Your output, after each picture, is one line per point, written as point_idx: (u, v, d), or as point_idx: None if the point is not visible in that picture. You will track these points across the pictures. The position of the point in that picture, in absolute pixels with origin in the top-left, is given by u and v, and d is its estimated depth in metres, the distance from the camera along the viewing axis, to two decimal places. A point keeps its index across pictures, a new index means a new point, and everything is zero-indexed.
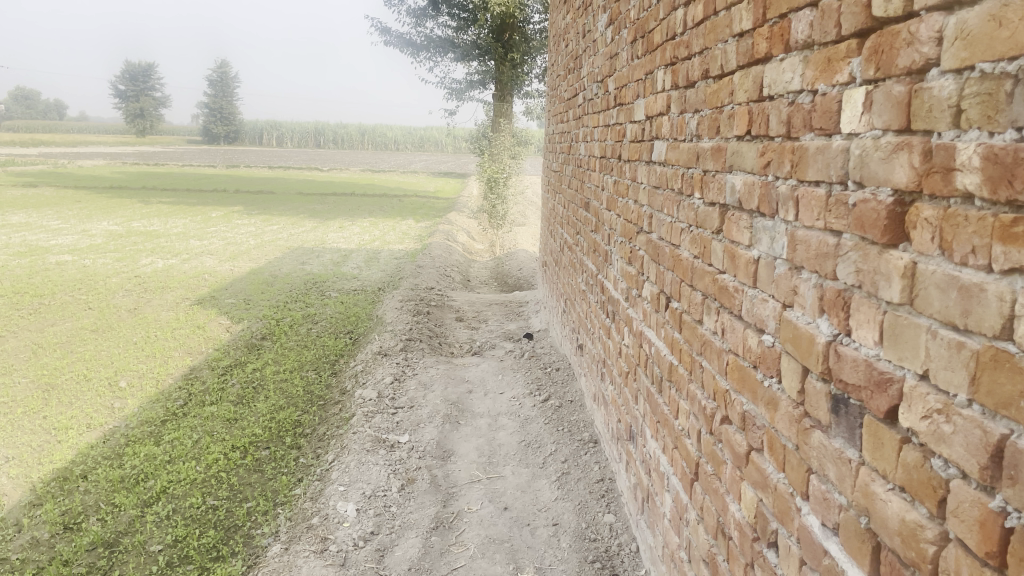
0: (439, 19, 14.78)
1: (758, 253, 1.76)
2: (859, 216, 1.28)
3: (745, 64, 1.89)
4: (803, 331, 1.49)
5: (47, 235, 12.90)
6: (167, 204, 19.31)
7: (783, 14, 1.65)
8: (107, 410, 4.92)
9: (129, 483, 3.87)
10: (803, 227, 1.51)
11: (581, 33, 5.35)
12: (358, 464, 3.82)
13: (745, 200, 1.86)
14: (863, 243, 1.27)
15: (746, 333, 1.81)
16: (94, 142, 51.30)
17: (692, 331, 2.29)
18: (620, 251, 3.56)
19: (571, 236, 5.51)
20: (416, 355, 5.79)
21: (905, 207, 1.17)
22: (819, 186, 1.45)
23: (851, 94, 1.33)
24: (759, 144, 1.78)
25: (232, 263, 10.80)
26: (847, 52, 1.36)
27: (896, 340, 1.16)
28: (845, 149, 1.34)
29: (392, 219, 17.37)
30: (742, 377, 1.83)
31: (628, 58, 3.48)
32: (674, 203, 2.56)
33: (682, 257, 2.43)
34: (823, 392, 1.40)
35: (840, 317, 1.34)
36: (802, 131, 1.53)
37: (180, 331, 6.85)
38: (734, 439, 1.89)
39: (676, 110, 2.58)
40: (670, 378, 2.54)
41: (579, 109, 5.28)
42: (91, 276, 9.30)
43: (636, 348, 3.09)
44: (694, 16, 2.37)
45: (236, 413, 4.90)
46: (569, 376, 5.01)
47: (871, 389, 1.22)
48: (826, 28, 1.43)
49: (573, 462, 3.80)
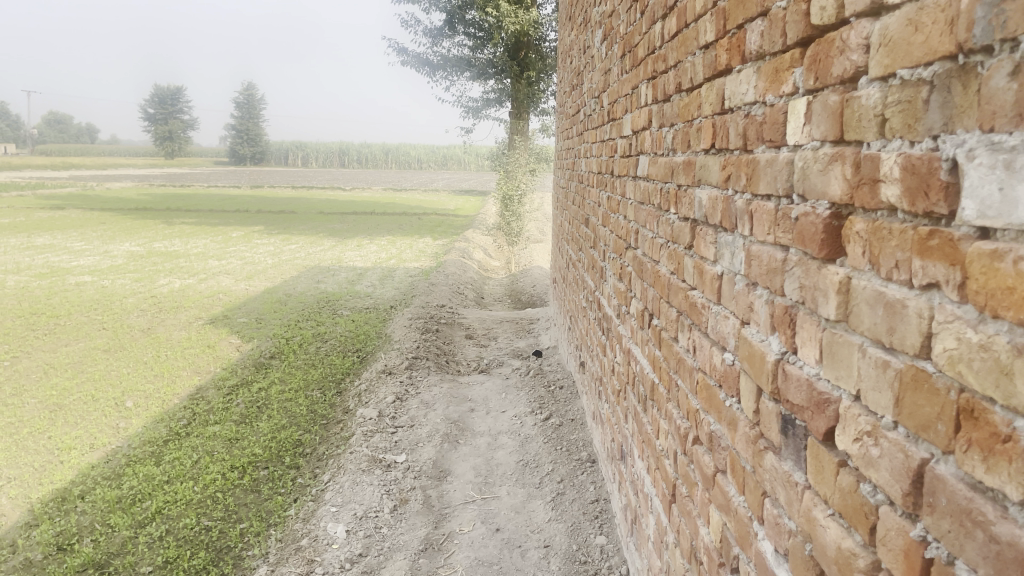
0: (455, 39, 14.89)
1: (722, 268, 1.71)
2: (801, 230, 1.24)
3: (710, 77, 1.86)
4: (757, 348, 1.44)
5: (70, 256, 13.12)
6: (190, 225, 19.57)
7: (740, 25, 1.61)
8: (111, 430, 4.95)
9: (126, 504, 3.88)
10: (757, 242, 1.47)
11: (582, 50, 5.34)
12: (352, 484, 3.81)
13: (710, 215, 1.81)
14: (805, 258, 1.23)
15: (712, 350, 1.76)
16: (122, 165, 52.24)
17: (669, 348, 2.24)
18: (613, 267, 3.52)
19: (574, 253, 5.47)
20: (421, 373, 5.78)
21: (841, 220, 1.12)
22: (770, 199, 1.40)
23: (794, 104, 1.29)
24: (721, 157, 1.74)
25: (248, 282, 10.89)
26: (792, 62, 1.32)
27: (833, 359, 1.12)
28: (789, 161, 1.30)
29: (410, 237, 17.45)
30: (709, 396, 1.78)
31: (618, 73, 3.45)
32: (655, 219, 2.52)
33: (661, 273, 2.38)
34: (774, 412, 1.36)
35: (787, 334, 1.29)
36: (756, 144, 1.49)
37: (191, 351, 6.90)
38: (703, 460, 1.83)
39: (656, 124, 2.55)
40: (652, 397, 2.48)
41: (581, 125, 5.26)
42: (109, 296, 9.41)
43: (625, 366, 3.04)
44: (669, 29, 2.34)
45: (238, 432, 4.90)
46: (571, 394, 4.96)
47: (813, 409, 1.17)
48: (774, 37, 1.40)
49: (569, 482, 3.75)
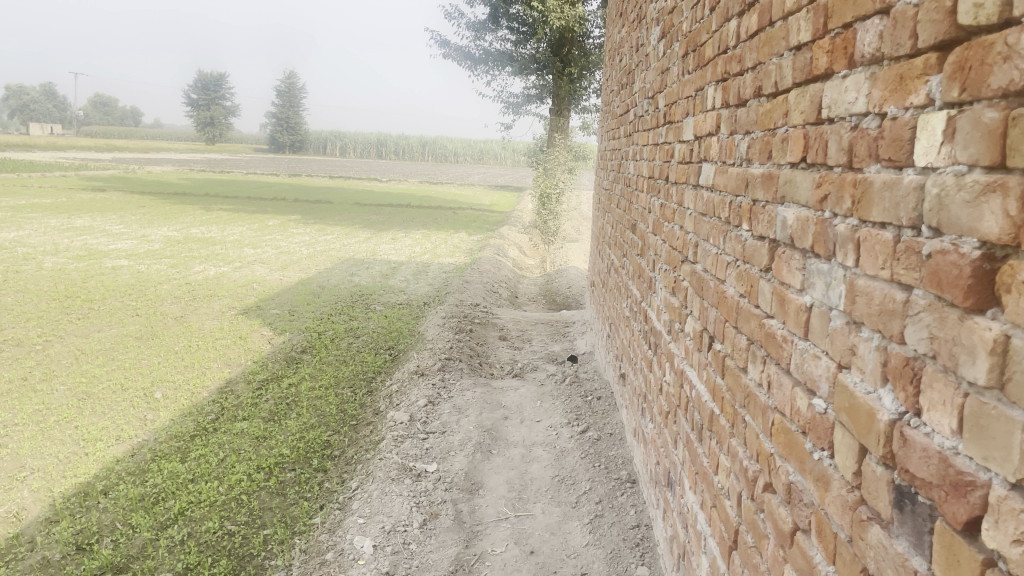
0: (498, 33, 14.72)
1: (812, 299, 1.51)
2: (935, 270, 1.04)
3: (802, 81, 1.65)
4: (861, 402, 1.24)
5: (108, 239, 13.18)
6: (228, 211, 19.63)
7: (848, 23, 1.41)
8: (138, 422, 4.86)
9: (148, 503, 3.76)
10: (866, 276, 1.27)
11: (634, 48, 5.14)
12: (380, 494, 3.65)
13: (798, 237, 1.61)
14: (940, 305, 1.02)
15: (795, 392, 1.57)
16: (164, 149, 53.18)
17: (736, 379, 2.04)
18: (663, 279, 3.32)
19: (618, 259, 5.26)
20: (454, 376, 5.62)
21: (996, 263, 0.92)
22: (885, 229, 1.20)
23: (929, 118, 1.09)
24: (815, 173, 1.54)
25: (282, 272, 10.83)
26: (925, 68, 1.12)
27: (980, 435, 0.92)
28: (919, 186, 1.10)
29: (445, 232, 17.30)
30: (789, 442, 1.58)
31: (679, 73, 3.25)
32: (721, 234, 2.32)
33: (727, 294, 2.18)
34: (884, 479, 1.16)
35: (908, 391, 1.10)
36: (866, 161, 1.29)
37: (222, 342, 6.81)
38: (777, 513, 1.63)
39: (726, 130, 2.34)
40: (711, 428, 2.29)
41: (630, 126, 5.06)
42: (144, 281, 9.40)
43: (677, 388, 2.85)
44: (747, 28, 2.14)
45: (266, 430, 4.78)
46: (610, 406, 4.76)
47: (945, 489, 0.98)
48: (899, 38, 1.20)
49: (607, 504, 3.55)
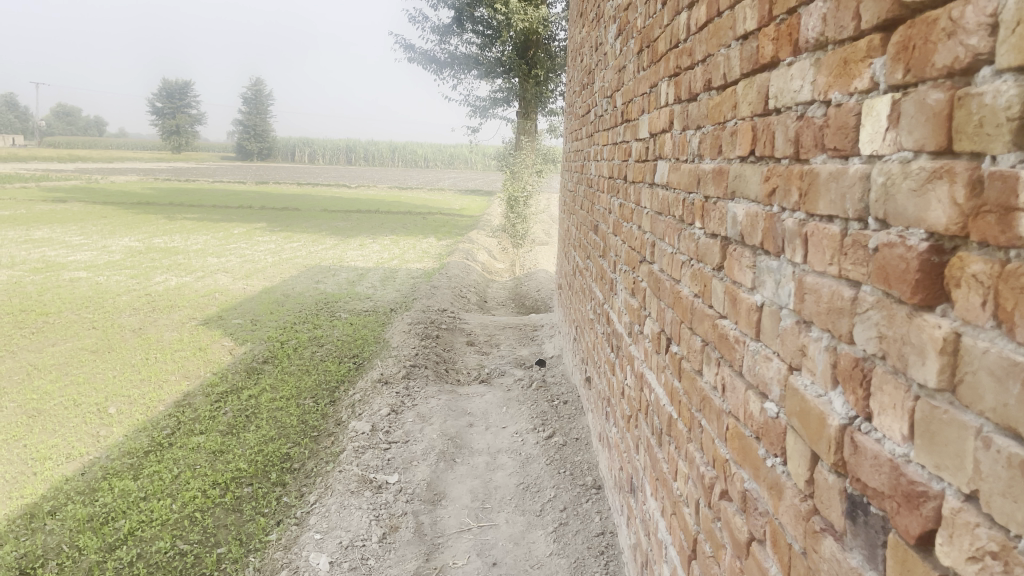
0: (463, 36, 14.64)
1: (762, 298, 1.44)
2: (882, 265, 0.97)
3: (749, 72, 1.59)
4: (811, 405, 1.17)
5: (67, 251, 12.88)
6: (192, 220, 19.32)
7: (792, 8, 1.35)
8: (90, 439, 4.70)
9: (97, 523, 3.62)
10: (814, 272, 1.20)
11: (593, 47, 5.08)
12: (339, 508, 3.55)
13: (747, 234, 1.54)
14: (889, 302, 0.96)
15: (748, 395, 1.50)
16: (128, 159, 52.53)
17: (692, 382, 1.97)
18: (624, 280, 3.25)
19: (582, 260, 5.19)
20: (419, 384, 5.51)
21: (945, 256, 0.86)
22: (832, 222, 1.14)
23: (873, 103, 1.03)
24: (764, 166, 1.47)
25: (246, 281, 10.65)
26: (868, 51, 1.05)
27: (931, 441, 0.85)
28: (865, 176, 1.03)
29: (414, 237, 17.15)
30: (743, 447, 1.52)
31: (634, 70, 3.18)
32: (676, 233, 2.25)
33: (682, 295, 2.11)
34: (836, 488, 1.09)
35: (858, 394, 1.03)
36: (812, 152, 1.22)
37: (181, 353, 6.64)
38: (733, 523, 1.56)
39: (679, 126, 2.27)
40: (669, 433, 2.22)
41: (592, 126, 4.99)
42: (102, 294, 9.17)
43: (638, 391, 2.78)
44: (697, 19, 2.07)
45: (223, 444, 4.64)
46: (576, 410, 4.68)
47: (897, 500, 0.91)
48: (842, 20, 1.13)
49: (572, 512, 3.47)
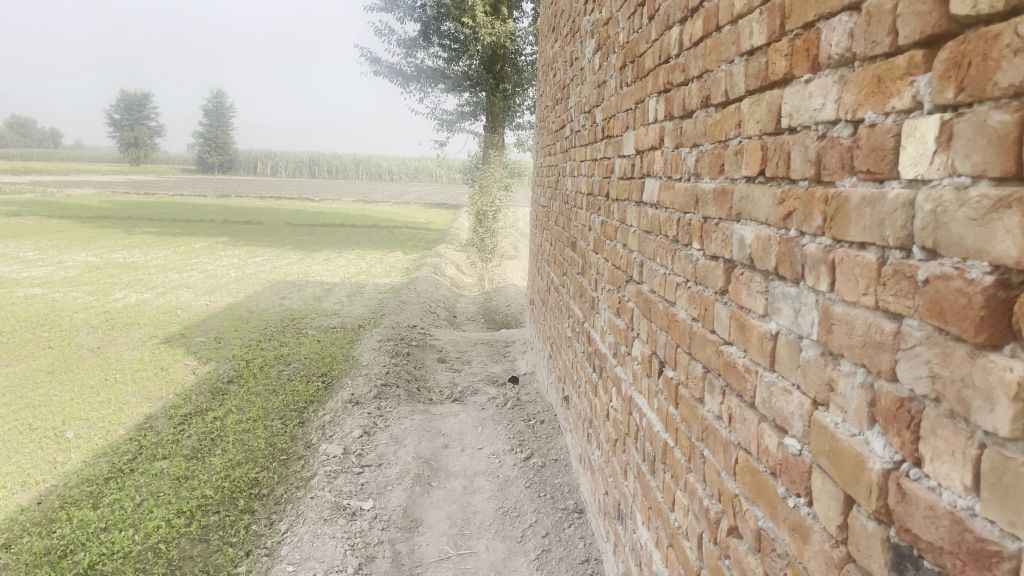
0: (429, 50, 14.57)
1: (777, 327, 1.37)
2: (934, 298, 0.90)
3: (756, 89, 1.52)
4: (845, 445, 1.09)
5: (21, 267, 12.47)
6: (151, 234, 18.87)
7: (809, 23, 1.28)
8: (46, 466, 4.49)
9: (54, 557, 3.42)
10: (844, 302, 1.13)
11: (567, 62, 5.03)
12: (312, 537, 3.41)
13: (758, 259, 1.47)
14: (943, 339, 0.88)
15: (761, 427, 1.42)
16: (84, 170, 51.47)
17: (691, 410, 1.89)
18: (607, 299, 3.17)
19: (557, 277, 5.12)
20: (391, 404, 5.37)
21: (1013, 292, 0.78)
22: (866, 250, 1.07)
23: (916, 123, 0.96)
24: (776, 187, 1.40)
25: (209, 297, 10.40)
26: (907, 68, 0.98)
27: (1004, 496, 0.77)
28: (908, 202, 0.96)
29: (380, 251, 16.98)
30: (757, 483, 1.44)
31: (617, 85, 3.12)
32: (668, 253, 2.18)
33: (677, 318, 2.04)
34: (877, 536, 1.01)
35: (904, 437, 0.95)
36: (838, 175, 1.16)
37: (142, 374, 6.42)
38: (746, 562, 1.48)
39: (671, 143, 2.21)
40: (665, 462, 2.14)
41: (567, 141, 4.93)
42: (58, 311, 8.87)
43: (625, 415, 2.70)
44: (691, 35, 2.00)
45: (188, 470, 4.46)
46: (554, 430, 4.59)
47: (962, 559, 0.83)
48: (875, 35, 1.06)
49: (554, 537, 3.37)
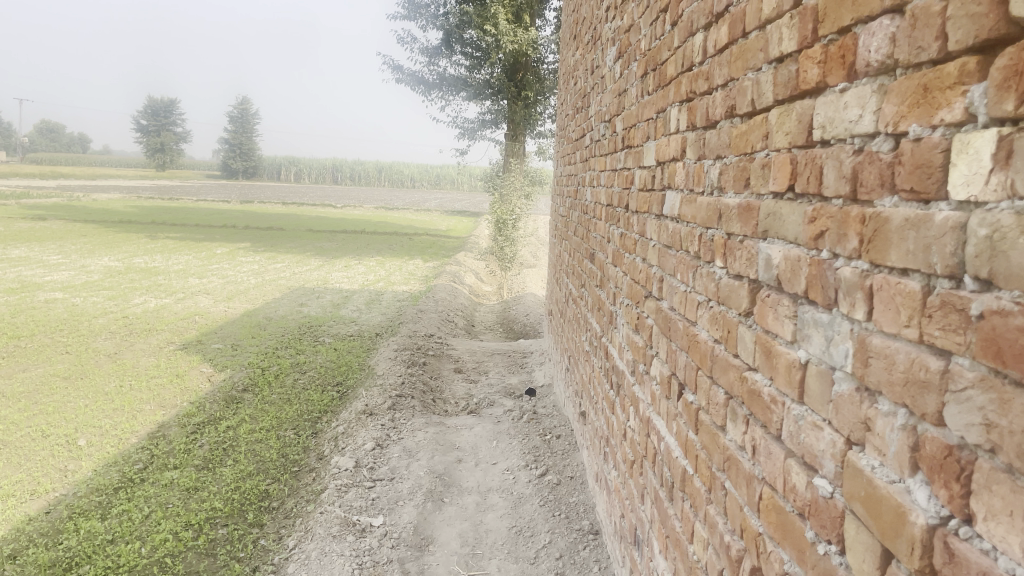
0: (452, 58, 14.54)
1: (807, 355, 1.27)
2: (988, 336, 0.79)
3: (785, 98, 1.42)
4: (882, 493, 0.99)
5: (43, 270, 12.57)
6: (174, 240, 19.00)
7: (845, 27, 1.18)
8: (57, 474, 4.45)
9: (59, 570, 3.37)
10: (882, 333, 1.02)
11: (588, 70, 4.93)
12: (319, 555, 3.34)
13: (786, 281, 1.37)
14: (999, 383, 0.78)
15: (788, 463, 1.32)
16: (111, 175, 52.13)
17: (712, 438, 1.79)
18: (626, 314, 3.07)
19: (576, 288, 5.02)
20: (405, 416, 5.29)
21: None
22: (908, 278, 0.96)
23: (969, 139, 0.86)
24: (807, 205, 1.30)
25: (227, 304, 10.39)
26: (958, 75, 0.88)
27: None
28: (959, 226, 0.86)
29: (400, 258, 16.95)
30: (783, 523, 1.33)
31: (638, 94, 3.02)
32: (689, 269, 2.08)
33: (699, 338, 1.94)
34: None
35: (952, 489, 0.85)
36: (877, 193, 1.05)
37: (156, 381, 6.38)
38: None
39: (693, 155, 2.10)
40: (684, 490, 2.03)
41: (587, 150, 4.83)
42: (78, 316, 8.88)
43: (643, 436, 2.60)
44: (716, 41, 1.91)
45: (198, 481, 4.40)
46: (570, 446, 4.48)
47: None
48: (921, 40, 0.96)
49: (568, 560, 3.26)
